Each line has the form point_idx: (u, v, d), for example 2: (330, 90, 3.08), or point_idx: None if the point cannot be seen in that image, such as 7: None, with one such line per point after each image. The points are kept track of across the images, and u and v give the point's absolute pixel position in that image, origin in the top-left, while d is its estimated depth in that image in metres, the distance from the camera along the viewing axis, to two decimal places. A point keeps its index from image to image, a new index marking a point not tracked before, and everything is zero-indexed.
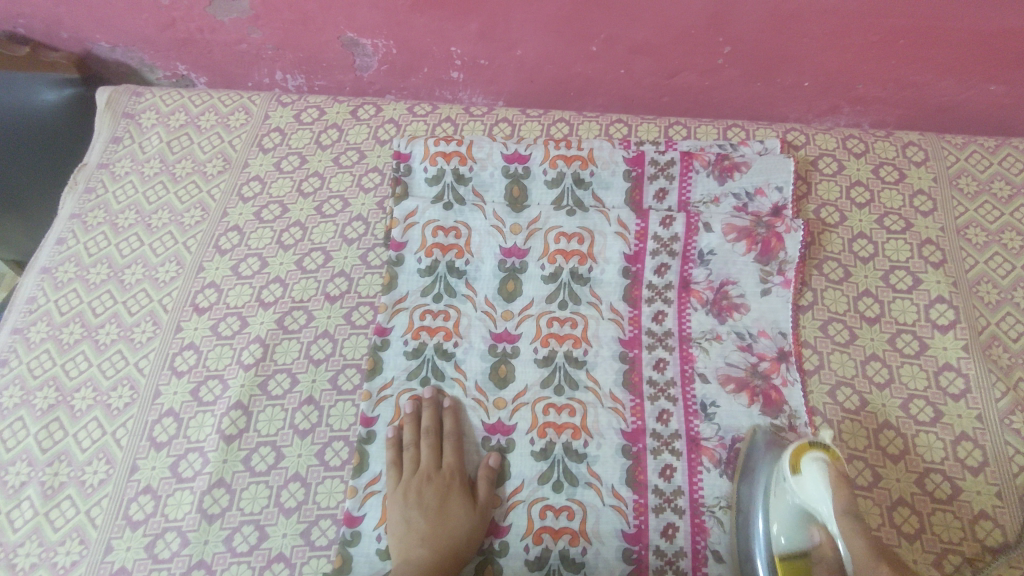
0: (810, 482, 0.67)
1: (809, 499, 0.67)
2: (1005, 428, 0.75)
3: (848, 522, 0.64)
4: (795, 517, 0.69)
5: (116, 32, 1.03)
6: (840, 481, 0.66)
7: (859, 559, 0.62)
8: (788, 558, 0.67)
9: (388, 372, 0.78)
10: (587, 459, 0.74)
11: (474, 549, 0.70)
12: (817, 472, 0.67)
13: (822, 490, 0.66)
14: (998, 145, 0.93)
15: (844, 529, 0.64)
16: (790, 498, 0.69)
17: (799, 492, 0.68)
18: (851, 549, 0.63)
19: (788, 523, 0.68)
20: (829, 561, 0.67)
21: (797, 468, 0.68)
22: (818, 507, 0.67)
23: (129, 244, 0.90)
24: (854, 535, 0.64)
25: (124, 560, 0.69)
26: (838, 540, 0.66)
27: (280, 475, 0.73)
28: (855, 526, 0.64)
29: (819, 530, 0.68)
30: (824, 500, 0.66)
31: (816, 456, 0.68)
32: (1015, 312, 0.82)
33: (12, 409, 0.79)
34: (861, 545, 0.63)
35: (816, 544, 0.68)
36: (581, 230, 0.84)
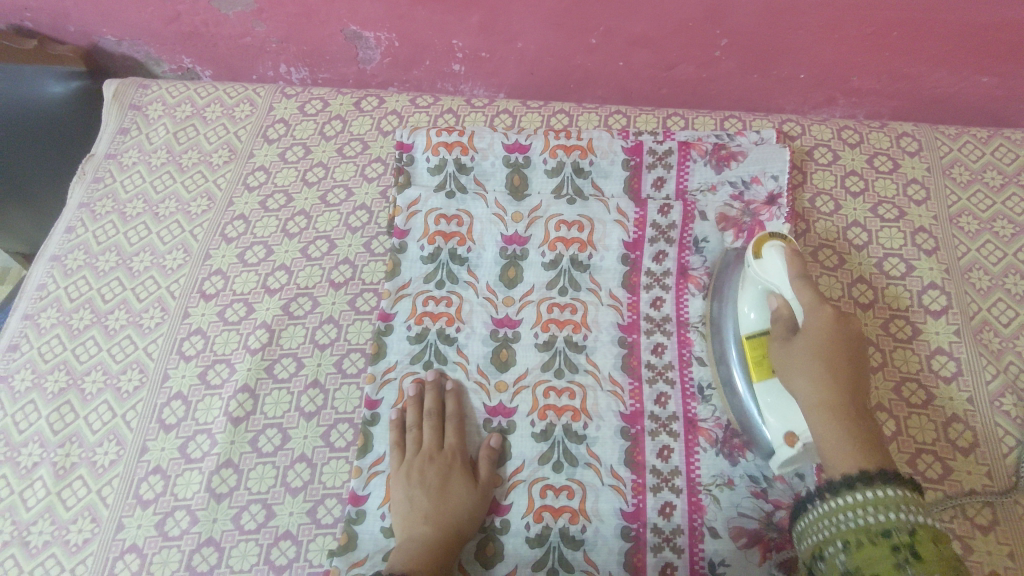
0: (769, 263, 0.71)
1: (767, 273, 0.71)
2: (996, 409, 0.76)
3: (799, 281, 0.68)
4: (756, 292, 0.73)
5: (122, 25, 1.05)
6: (795, 257, 0.70)
7: (807, 307, 0.67)
8: (753, 332, 0.72)
9: (392, 357, 0.80)
10: (586, 440, 0.75)
11: (476, 526, 0.71)
12: (775, 253, 0.71)
13: (780, 268, 0.70)
14: (990, 136, 0.95)
15: (795, 286, 0.68)
16: (752, 281, 0.73)
17: (759, 273, 0.71)
18: (801, 300, 0.68)
19: (755, 299, 0.73)
20: (784, 322, 0.69)
21: (758, 253, 0.72)
22: (774, 282, 0.71)
23: (137, 232, 0.92)
24: (805, 292, 0.68)
25: (135, 538, 0.71)
26: (792, 298, 0.69)
27: (287, 456, 0.75)
28: (804, 285, 0.68)
29: (775, 298, 0.71)
30: (779, 272, 0.70)
31: (775, 242, 0.72)
32: (1006, 297, 0.83)
33: (24, 392, 0.81)
34: (810, 296, 0.68)
35: (774, 311, 0.71)
36: (580, 218, 0.86)
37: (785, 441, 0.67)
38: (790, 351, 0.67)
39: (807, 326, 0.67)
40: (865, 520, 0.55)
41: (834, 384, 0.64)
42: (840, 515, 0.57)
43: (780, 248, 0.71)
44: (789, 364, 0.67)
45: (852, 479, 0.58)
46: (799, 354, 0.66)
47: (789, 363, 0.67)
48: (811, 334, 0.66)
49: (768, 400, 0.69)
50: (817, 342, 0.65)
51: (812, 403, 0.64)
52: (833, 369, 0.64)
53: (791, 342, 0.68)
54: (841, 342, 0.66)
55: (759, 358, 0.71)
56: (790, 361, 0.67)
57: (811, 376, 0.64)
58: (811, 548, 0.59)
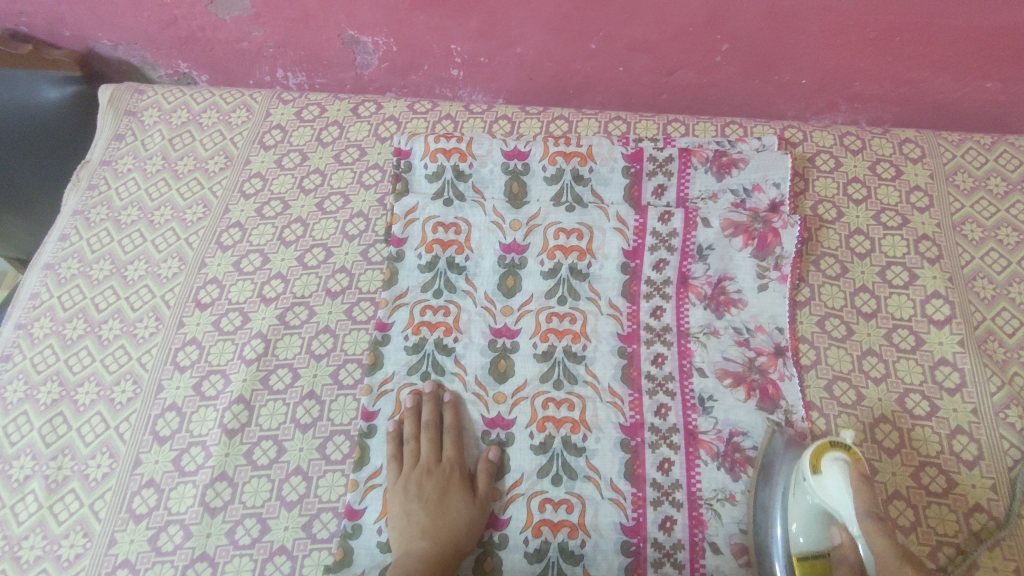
0: (829, 482, 0.67)
1: (831, 503, 0.67)
2: (1000, 422, 0.75)
3: (871, 524, 0.65)
4: (813, 516, 0.68)
5: (117, 30, 1.04)
6: (861, 482, 0.67)
7: (884, 560, 0.63)
8: (805, 553, 0.67)
9: (389, 367, 0.79)
10: (586, 452, 0.74)
11: (474, 541, 0.70)
12: (839, 476, 0.67)
13: (843, 492, 0.66)
14: (994, 141, 0.93)
15: (866, 528, 0.65)
16: (809, 500, 0.68)
17: (819, 494, 0.68)
18: (875, 548, 0.64)
19: (808, 522, 0.68)
20: (849, 562, 0.67)
21: (817, 470, 0.68)
22: (836, 507, 0.67)
23: (132, 240, 0.91)
24: (875, 536, 0.64)
25: (128, 553, 0.70)
26: (861, 540, 0.66)
27: (282, 469, 0.74)
28: (878, 528, 0.65)
29: (838, 530, 0.68)
30: (847, 505, 0.66)
31: (836, 458, 0.68)
32: (1011, 307, 0.82)
33: (16, 404, 0.80)
34: (885, 547, 0.64)
35: (835, 545, 0.68)
36: (580, 226, 0.84)
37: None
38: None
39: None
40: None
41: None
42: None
43: (844, 468, 0.67)
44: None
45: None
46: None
47: None
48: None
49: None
50: None
51: None
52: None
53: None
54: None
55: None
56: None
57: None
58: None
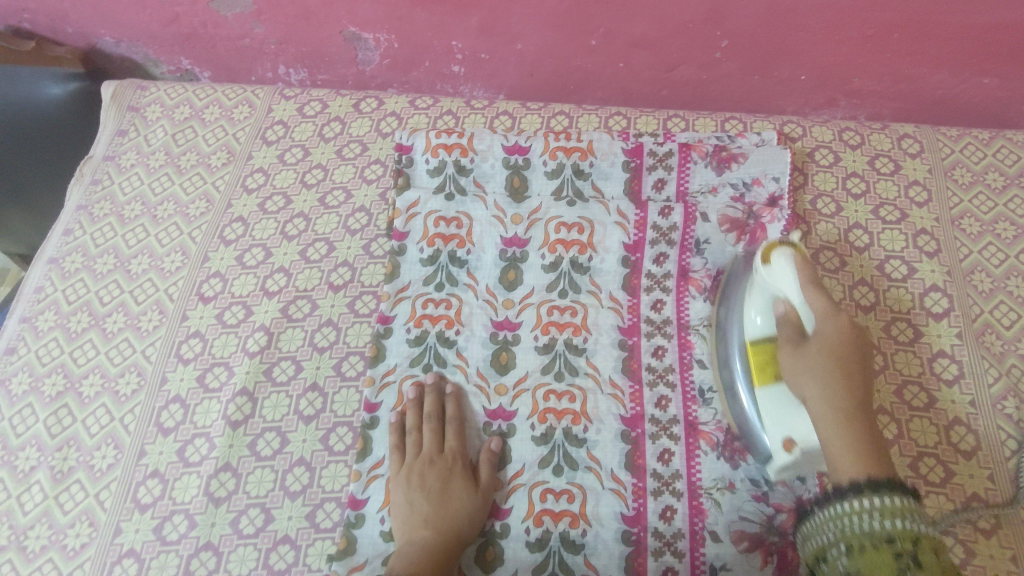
0: (775, 266, 0.69)
1: (774, 282, 0.70)
2: (998, 413, 0.76)
3: (810, 292, 0.67)
4: (763, 297, 0.71)
5: (120, 26, 1.04)
6: (804, 264, 0.69)
7: (818, 317, 0.66)
8: (758, 338, 0.71)
9: (391, 360, 0.79)
10: (587, 443, 0.75)
11: (476, 530, 0.71)
12: (784, 260, 0.69)
13: (788, 271, 0.68)
14: (992, 137, 0.94)
15: (806, 296, 0.67)
16: (760, 285, 0.71)
17: (767, 279, 0.70)
18: (813, 310, 0.67)
19: (762, 304, 0.71)
20: (794, 328, 0.68)
21: (766, 259, 0.71)
22: (782, 286, 0.69)
23: (135, 234, 0.91)
24: (817, 303, 0.66)
25: (133, 542, 0.71)
26: (800, 306, 0.68)
27: (285, 460, 0.75)
28: (817, 295, 0.66)
29: (782, 303, 0.69)
30: (790, 279, 0.68)
31: (783, 250, 0.70)
32: (1009, 299, 0.83)
33: (21, 396, 0.80)
34: (824, 305, 0.66)
35: (780, 317, 0.69)
36: (580, 220, 0.85)
37: (783, 447, 0.67)
38: (800, 356, 0.66)
39: (818, 334, 0.66)
40: (870, 522, 0.55)
41: (846, 387, 0.63)
42: (847, 516, 0.57)
43: (790, 255, 0.69)
44: (798, 369, 0.66)
45: (859, 487, 0.57)
46: (810, 359, 0.65)
47: (801, 374, 0.65)
48: (819, 340, 0.65)
49: (771, 405, 0.68)
50: (831, 352, 0.64)
51: (822, 416, 0.63)
52: (844, 376, 0.64)
53: (802, 347, 0.66)
54: (852, 357, 0.65)
55: (763, 364, 0.70)
56: (800, 363, 0.65)
57: (820, 384, 0.64)
58: (815, 545, 0.59)
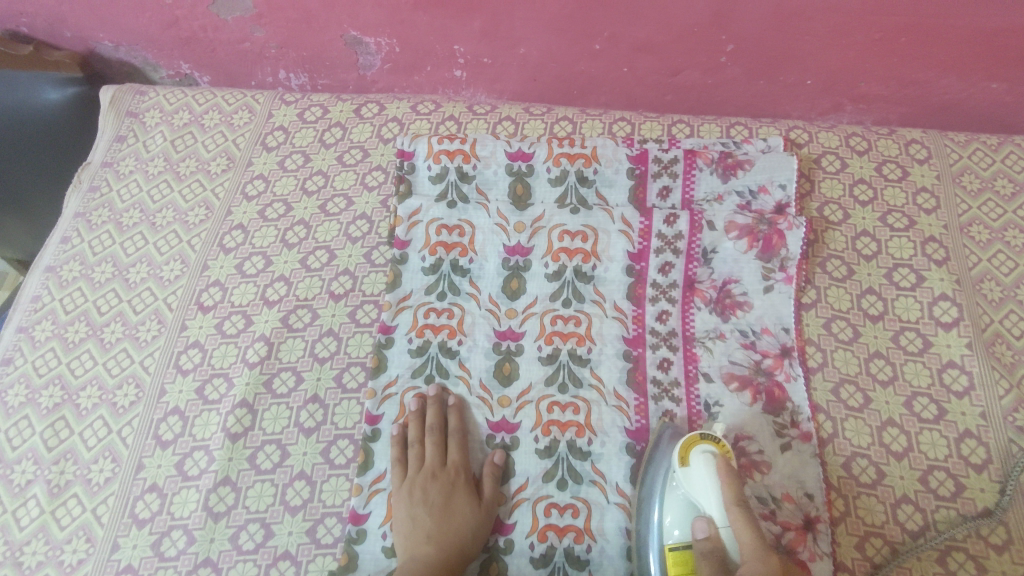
0: (696, 474, 0.66)
1: (696, 493, 0.66)
2: (1009, 425, 0.75)
3: (734, 514, 0.62)
4: (683, 505, 0.67)
5: (119, 30, 1.03)
6: (725, 473, 0.64)
7: (744, 551, 0.60)
8: (677, 547, 0.66)
9: (393, 370, 0.78)
10: (591, 456, 0.74)
11: (480, 546, 0.70)
12: (704, 463, 0.65)
13: (707, 481, 0.65)
14: (1001, 143, 0.93)
15: (731, 521, 0.62)
16: (680, 492, 0.67)
17: (688, 484, 0.66)
18: (737, 538, 0.61)
19: (679, 513, 0.67)
20: (716, 555, 0.62)
21: (687, 460, 0.67)
22: (702, 499, 0.65)
23: (134, 242, 0.90)
24: (741, 526, 0.61)
25: (130, 559, 0.70)
26: (727, 532, 0.63)
27: (286, 474, 0.73)
28: (744, 520, 0.61)
29: (703, 522, 0.64)
30: (712, 498, 0.64)
31: (704, 448, 0.66)
32: (1019, 309, 0.82)
33: (17, 408, 0.79)
34: (751, 536, 0.60)
35: (700, 538, 0.64)
36: (584, 228, 0.84)
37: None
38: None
39: (743, 573, 0.60)
40: None
41: None
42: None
43: (709, 458, 0.65)
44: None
45: None
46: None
47: None
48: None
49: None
50: None
51: None
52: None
53: None
54: None
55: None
56: None
57: None
58: None
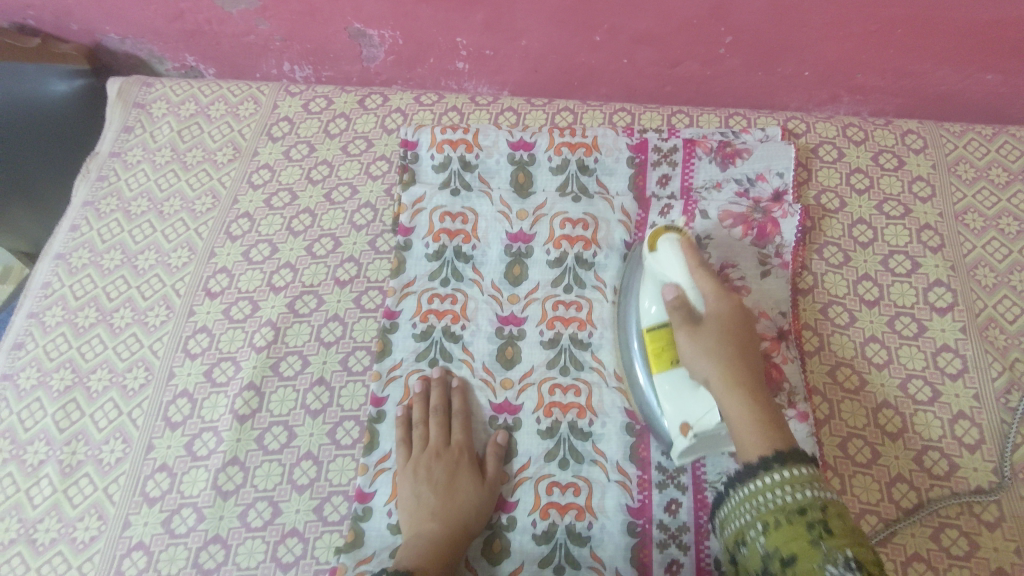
0: (663, 254, 0.72)
1: (663, 269, 0.72)
2: (1002, 406, 0.76)
3: (700, 275, 0.70)
4: (653, 286, 0.73)
5: (125, 23, 1.05)
6: (690, 249, 0.71)
7: (709, 299, 0.69)
8: (654, 322, 0.72)
9: (397, 355, 0.80)
10: (592, 437, 0.75)
11: (483, 523, 0.71)
12: (669, 242, 0.72)
13: (676, 259, 0.71)
14: (995, 133, 0.94)
15: (696, 281, 0.70)
16: (651, 275, 0.73)
17: (656, 265, 0.72)
18: (701, 290, 0.70)
19: (652, 292, 0.73)
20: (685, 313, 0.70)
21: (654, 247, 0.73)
22: (670, 273, 0.71)
23: (142, 230, 0.92)
24: (706, 283, 0.70)
25: (142, 535, 0.71)
26: (691, 291, 0.70)
27: (293, 454, 0.75)
28: (708, 279, 0.70)
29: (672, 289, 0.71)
30: (679, 267, 0.71)
31: (670, 236, 0.72)
32: (1012, 294, 0.83)
33: (29, 390, 0.81)
34: (714, 287, 0.69)
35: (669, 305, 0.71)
36: (585, 216, 0.86)
37: (681, 433, 0.68)
38: (697, 338, 0.68)
39: (711, 318, 0.69)
40: (786, 496, 0.57)
41: (741, 372, 0.66)
42: (765, 492, 0.58)
43: (676, 242, 0.72)
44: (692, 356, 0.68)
45: (767, 461, 0.59)
46: (703, 341, 0.67)
47: (697, 351, 0.67)
48: (709, 323, 0.69)
49: (669, 388, 0.70)
50: (726, 335, 0.68)
51: (728, 399, 0.65)
52: (734, 349, 0.68)
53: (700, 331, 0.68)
54: (740, 335, 0.69)
55: (660, 347, 0.71)
56: (698, 348, 0.67)
57: (719, 361, 0.66)
58: (733, 530, 0.60)
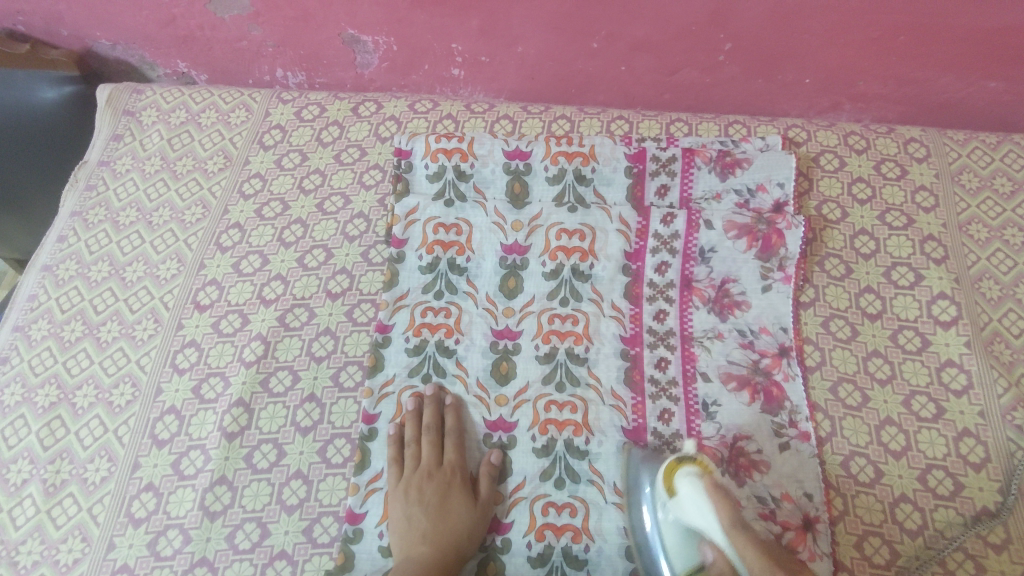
0: (684, 496, 0.65)
1: (692, 517, 0.65)
2: (1008, 424, 0.74)
3: (737, 540, 0.60)
4: (686, 535, 0.66)
5: (116, 29, 1.03)
6: (716, 495, 0.63)
7: (752, 570, 0.59)
8: (692, 574, 0.65)
9: (390, 370, 0.78)
10: (589, 456, 0.74)
11: (476, 546, 0.70)
12: (691, 485, 0.65)
13: (698, 507, 0.64)
14: (999, 141, 0.92)
15: (732, 546, 0.61)
16: (678, 520, 0.66)
17: (681, 510, 0.66)
18: (741, 556, 0.60)
19: (682, 542, 0.66)
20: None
21: (673, 487, 0.66)
22: (701, 525, 0.64)
23: (130, 241, 0.90)
24: (743, 545, 0.60)
25: (126, 558, 0.69)
26: (731, 553, 0.61)
27: (282, 473, 0.73)
28: (746, 544, 0.60)
29: (710, 547, 0.63)
30: (709, 518, 0.63)
31: (687, 472, 0.66)
32: (1018, 308, 0.81)
33: (13, 407, 0.79)
34: (755, 558, 0.59)
35: (713, 564, 0.63)
36: (582, 227, 0.84)
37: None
38: None
39: None
40: None
41: None
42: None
43: (696, 483, 0.65)
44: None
45: None
46: None
47: None
48: None
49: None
50: None
51: None
52: None
53: None
54: None
55: None
56: None
57: None
58: None
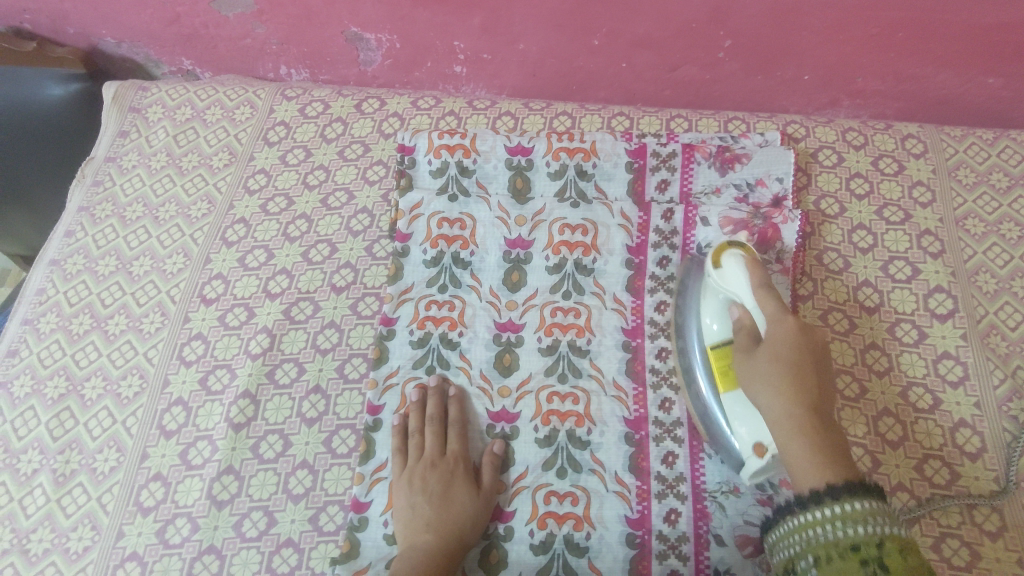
0: (727, 270, 0.72)
1: (727, 286, 0.72)
2: (1003, 414, 0.75)
3: (764, 296, 0.68)
4: (720, 305, 0.72)
5: (121, 27, 1.04)
6: (755, 266, 0.71)
7: (770, 316, 0.67)
8: (717, 342, 0.71)
9: (394, 362, 0.79)
10: (590, 445, 0.75)
11: (480, 533, 0.71)
12: (734, 260, 0.72)
13: (738, 276, 0.71)
14: (996, 137, 0.93)
15: (759, 300, 0.68)
16: (716, 294, 0.73)
17: (719, 282, 0.72)
18: (763, 310, 0.68)
19: (715, 313, 0.72)
20: (747, 331, 0.69)
21: (718, 261, 0.72)
22: (735, 291, 0.71)
23: (137, 236, 0.91)
24: (767, 301, 0.68)
25: (135, 546, 0.71)
26: (755, 311, 0.69)
27: (288, 463, 0.74)
28: (771, 297, 0.68)
29: (737, 308, 0.71)
30: (742, 283, 0.70)
31: (735, 253, 0.72)
32: (1014, 301, 0.82)
33: (23, 398, 0.80)
34: (774, 307, 0.67)
35: (736, 323, 0.70)
36: (585, 221, 0.85)
37: (754, 453, 0.66)
38: (754, 359, 0.66)
39: (771, 337, 0.66)
40: (835, 530, 0.55)
41: (799, 400, 0.62)
42: (814, 525, 0.57)
43: (740, 258, 0.71)
44: (748, 372, 0.66)
45: (819, 494, 0.57)
46: (763, 363, 0.65)
47: (752, 371, 0.66)
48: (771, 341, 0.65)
49: (734, 410, 0.68)
50: (781, 353, 0.64)
51: (777, 417, 0.62)
52: (796, 372, 0.63)
53: (756, 352, 0.67)
54: (805, 356, 0.64)
55: (723, 368, 0.70)
56: (754, 366, 0.66)
57: (775, 386, 0.63)
58: (784, 558, 0.59)
